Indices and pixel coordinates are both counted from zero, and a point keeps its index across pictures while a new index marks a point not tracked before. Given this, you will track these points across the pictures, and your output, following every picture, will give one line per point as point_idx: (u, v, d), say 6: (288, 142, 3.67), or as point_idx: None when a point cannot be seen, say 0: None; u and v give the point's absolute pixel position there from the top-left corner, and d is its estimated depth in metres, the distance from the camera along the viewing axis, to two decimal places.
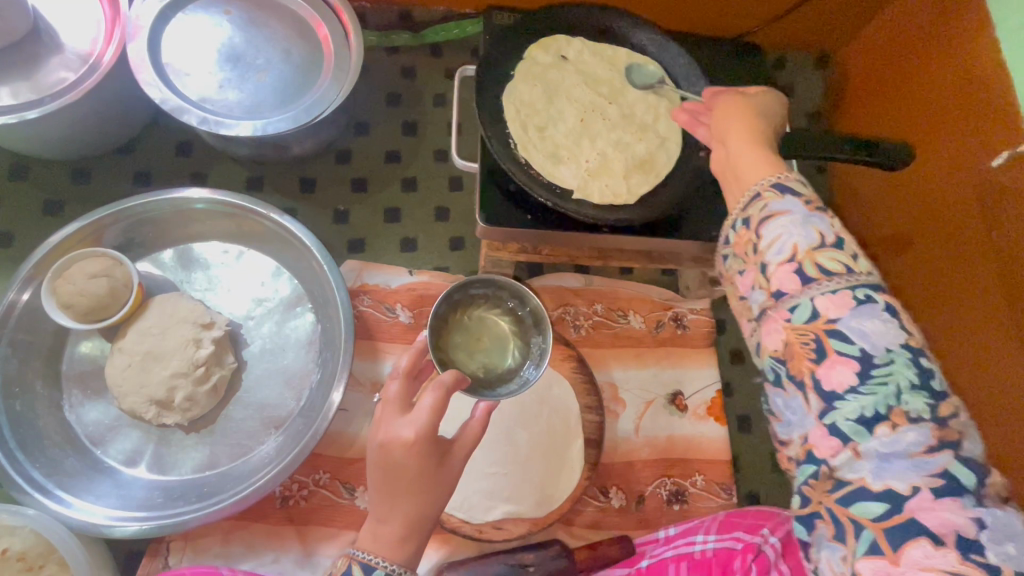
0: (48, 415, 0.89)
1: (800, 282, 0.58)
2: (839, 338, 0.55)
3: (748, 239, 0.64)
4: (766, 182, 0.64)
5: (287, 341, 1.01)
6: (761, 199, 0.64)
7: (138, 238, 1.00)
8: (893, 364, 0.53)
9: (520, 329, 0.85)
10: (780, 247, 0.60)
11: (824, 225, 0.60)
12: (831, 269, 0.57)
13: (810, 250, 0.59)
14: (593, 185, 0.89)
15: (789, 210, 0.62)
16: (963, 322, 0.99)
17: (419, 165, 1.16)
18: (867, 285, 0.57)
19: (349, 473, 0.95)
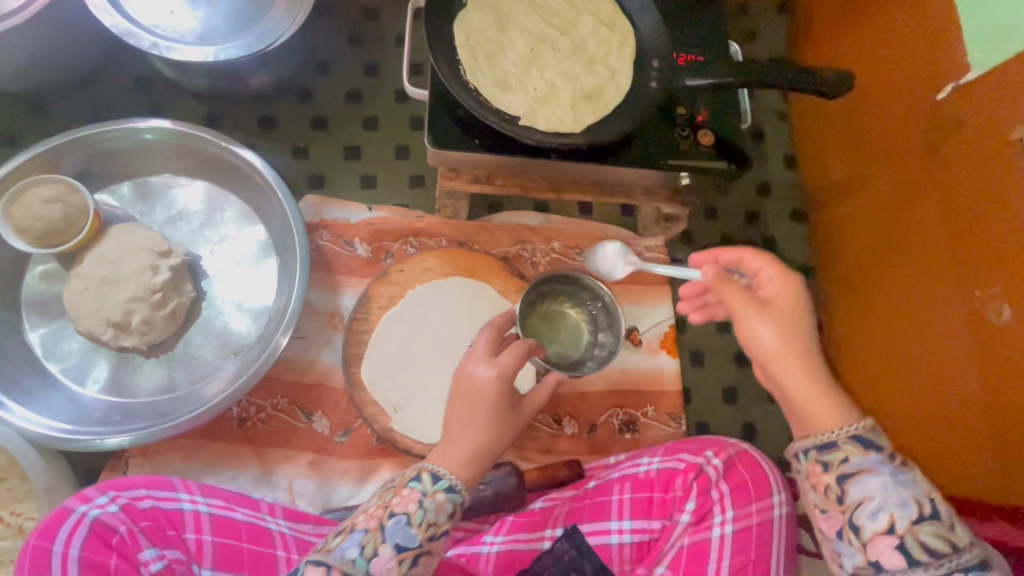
0: (8, 337, 0.91)
1: (903, 561, 0.55)
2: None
3: (827, 484, 0.59)
4: (842, 432, 0.59)
5: (246, 273, 1.03)
6: (836, 450, 0.59)
7: (95, 169, 1.00)
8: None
9: (591, 320, 0.99)
10: (874, 514, 0.57)
11: (913, 487, 0.57)
12: (937, 549, 0.54)
13: (912, 526, 0.55)
14: (540, 112, 0.90)
15: (876, 467, 0.58)
16: (905, 260, 1.00)
17: (380, 104, 1.17)
18: (975, 567, 0.54)
19: (307, 398, 0.98)
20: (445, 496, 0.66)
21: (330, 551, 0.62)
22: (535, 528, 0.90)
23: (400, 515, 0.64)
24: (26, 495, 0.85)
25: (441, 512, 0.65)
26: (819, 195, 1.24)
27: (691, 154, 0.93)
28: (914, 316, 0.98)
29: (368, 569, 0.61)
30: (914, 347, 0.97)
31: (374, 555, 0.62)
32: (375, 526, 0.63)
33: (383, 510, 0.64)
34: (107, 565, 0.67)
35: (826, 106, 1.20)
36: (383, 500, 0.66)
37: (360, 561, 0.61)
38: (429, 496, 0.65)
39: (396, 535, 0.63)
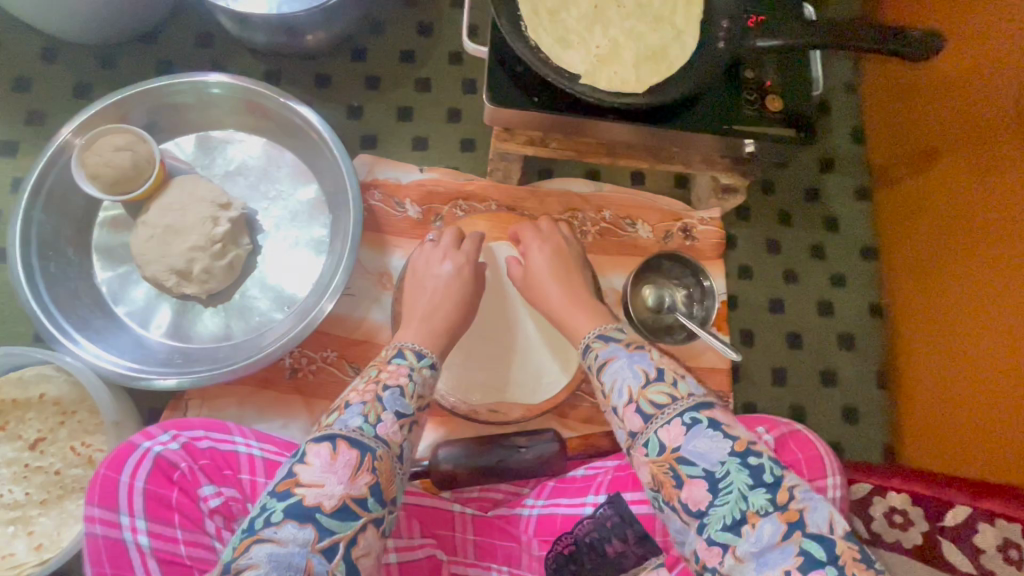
0: (80, 280, 0.96)
1: (641, 421, 0.61)
2: (685, 463, 0.57)
3: (596, 386, 0.70)
4: (591, 335, 0.75)
5: (301, 229, 1.05)
6: (590, 350, 0.74)
7: (160, 122, 1.03)
8: (730, 474, 0.55)
9: (690, 302, 1.04)
10: (619, 390, 0.65)
11: (645, 362, 0.66)
12: (660, 402, 0.61)
13: (641, 389, 0.63)
14: (601, 71, 0.87)
15: (615, 355, 0.70)
16: (982, 246, 0.95)
17: (433, 65, 1.16)
18: (691, 408, 0.60)
19: (355, 354, 1.00)
20: (430, 372, 0.74)
21: (331, 426, 0.63)
22: (576, 494, 0.89)
23: (393, 387, 0.68)
24: (95, 428, 0.89)
25: (427, 386, 0.73)
26: (887, 172, 1.18)
27: (757, 121, 0.89)
28: (988, 305, 0.92)
29: (374, 432, 0.63)
30: (986, 338, 0.92)
31: (378, 421, 0.64)
32: (371, 399, 0.66)
33: (377, 384, 0.68)
34: (169, 498, 0.73)
35: (902, 75, 1.13)
36: (371, 378, 0.70)
37: (366, 427, 0.63)
38: (415, 370, 0.72)
39: (394, 404, 0.67)
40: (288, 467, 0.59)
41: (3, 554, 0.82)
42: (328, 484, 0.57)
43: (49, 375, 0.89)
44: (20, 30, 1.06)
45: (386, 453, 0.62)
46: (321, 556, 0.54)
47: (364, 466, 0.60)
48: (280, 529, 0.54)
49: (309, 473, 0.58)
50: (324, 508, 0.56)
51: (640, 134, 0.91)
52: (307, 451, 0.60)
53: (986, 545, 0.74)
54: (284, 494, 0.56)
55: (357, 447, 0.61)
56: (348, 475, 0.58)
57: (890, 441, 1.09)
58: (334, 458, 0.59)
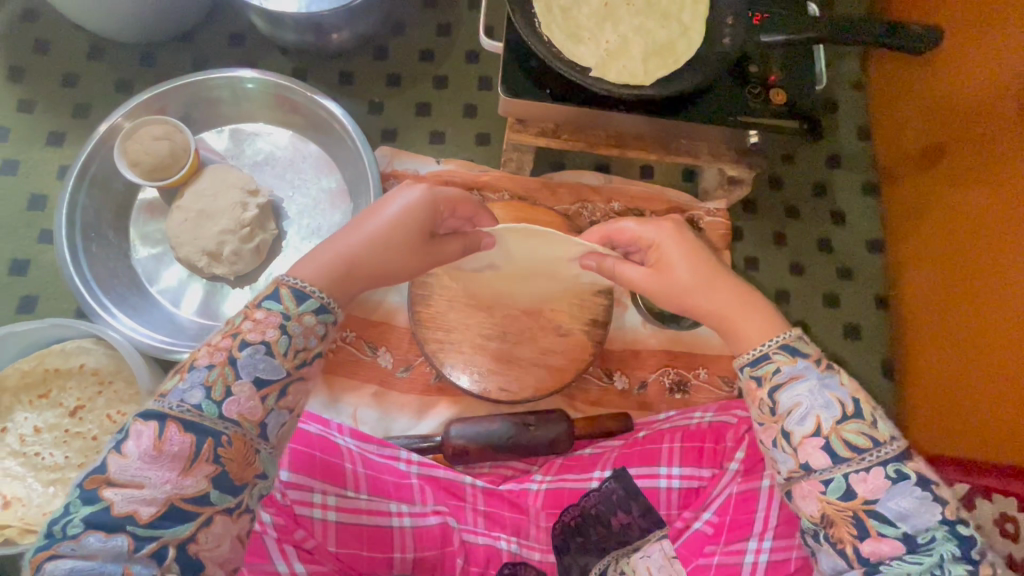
0: (118, 260, 1.02)
1: (828, 461, 0.62)
2: (877, 516, 0.60)
3: (763, 398, 0.68)
4: (773, 343, 0.69)
5: (322, 216, 1.10)
6: (769, 360, 0.68)
7: (195, 114, 1.10)
8: (931, 538, 0.59)
9: None
10: (804, 417, 0.64)
11: (840, 390, 0.64)
12: (859, 446, 0.62)
13: (835, 426, 0.63)
14: (611, 63, 0.92)
15: (804, 373, 0.66)
16: (987, 233, 0.96)
17: (451, 64, 1.22)
18: (897, 458, 0.61)
19: (373, 334, 1.05)
20: (314, 319, 0.67)
21: (164, 402, 0.60)
22: (584, 470, 0.93)
23: (255, 345, 0.64)
24: (130, 398, 0.94)
25: (310, 336, 0.67)
26: (894, 167, 1.20)
27: (761, 114, 0.92)
28: (994, 291, 0.93)
29: (219, 412, 0.60)
30: (993, 323, 0.93)
31: (226, 397, 0.61)
32: (220, 364, 0.62)
33: (233, 345, 0.63)
34: None
35: (908, 73, 1.15)
36: (231, 333, 0.64)
37: (207, 405, 0.60)
38: (290, 322, 0.66)
39: (252, 370, 0.63)
40: (105, 457, 0.58)
41: (44, 512, 0.87)
42: (148, 484, 0.56)
43: (88, 347, 0.95)
44: (69, 30, 1.14)
45: (236, 432, 0.61)
46: (147, 561, 0.54)
47: (202, 455, 0.58)
48: (85, 538, 0.54)
49: (124, 470, 0.56)
50: (138, 520, 0.55)
51: (648, 125, 0.95)
52: (127, 436, 0.58)
53: (984, 520, 0.74)
54: (91, 497, 0.55)
55: (191, 433, 0.59)
56: (176, 470, 0.57)
57: (896, 430, 1.10)
58: (158, 449, 0.57)
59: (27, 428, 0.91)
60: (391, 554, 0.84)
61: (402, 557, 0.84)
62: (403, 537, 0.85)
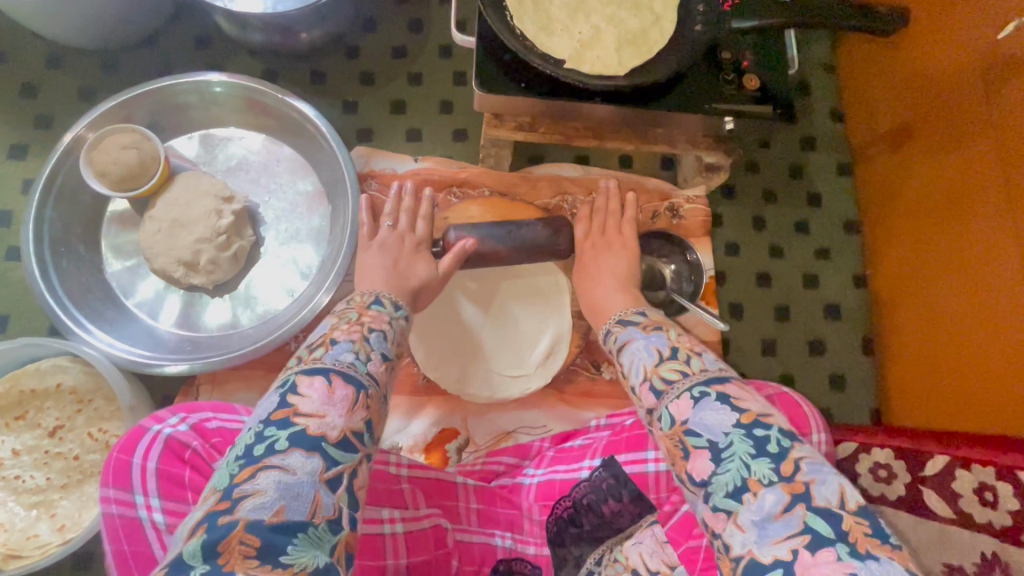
0: (91, 275, 1.00)
1: (654, 398, 0.63)
2: (691, 434, 0.58)
3: (618, 366, 0.73)
4: (613, 321, 0.79)
5: (300, 219, 1.09)
6: (611, 335, 0.77)
7: (163, 121, 1.07)
8: (733, 444, 0.55)
9: (679, 276, 1.09)
10: (636, 370, 0.68)
11: (662, 342, 0.69)
12: (671, 379, 0.63)
13: (655, 367, 0.65)
14: (585, 54, 0.92)
15: (632, 337, 0.73)
16: (959, 211, 0.97)
17: (424, 59, 1.20)
18: (701, 382, 0.61)
19: None
20: (403, 318, 0.74)
21: (320, 360, 0.61)
22: (573, 461, 0.95)
23: (376, 332, 0.68)
24: (111, 415, 0.93)
25: (401, 332, 0.73)
26: (868, 148, 1.21)
27: (737, 100, 0.93)
28: (968, 268, 0.95)
29: (366, 369, 0.62)
30: (967, 301, 0.94)
31: (368, 358, 0.64)
32: (358, 339, 0.66)
33: (362, 327, 0.68)
34: (182, 476, 0.75)
35: (877, 53, 1.16)
36: (354, 321, 0.69)
37: (358, 363, 0.62)
38: (393, 319, 0.73)
39: (380, 346, 0.67)
40: (279, 398, 0.57)
41: (28, 536, 0.86)
42: (329, 416, 0.56)
43: (65, 365, 0.93)
44: (27, 38, 1.10)
45: (377, 392, 0.62)
46: (328, 487, 0.53)
47: (360, 402, 0.59)
48: (288, 457, 0.52)
49: (309, 404, 0.56)
50: (330, 438, 0.55)
51: (624, 115, 0.94)
52: (299, 382, 0.58)
53: (964, 490, 0.77)
54: (286, 422, 0.54)
55: (351, 382, 0.60)
56: (347, 409, 0.57)
57: (877, 405, 1.13)
58: (331, 393, 0.58)
59: (4, 452, 0.89)
60: (383, 562, 0.79)
61: (394, 564, 0.80)
62: (395, 543, 0.80)
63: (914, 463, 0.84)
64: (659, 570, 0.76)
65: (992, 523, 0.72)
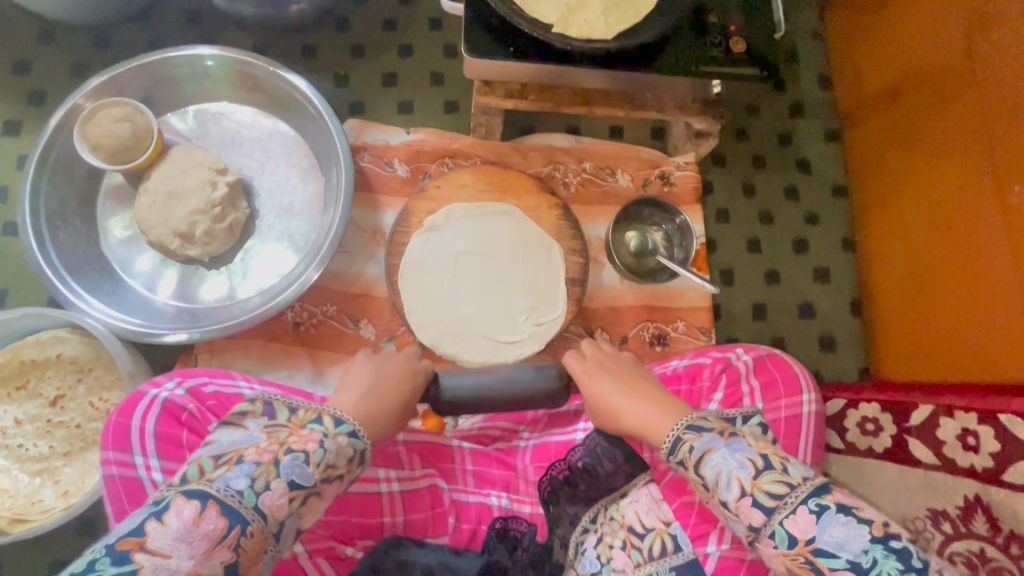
0: (88, 248, 1.01)
1: (762, 515, 0.60)
2: (825, 554, 0.56)
3: (694, 478, 0.67)
4: (681, 426, 0.71)
5: (294, 193, 1.10)
6: (682, 442, 0.70)
7: (156, 95, 1.07)
8: (877, 562, 0.54)
9: (668, 241, 1.10)
10: (727, 483, 0.63)
11: (748, 449, 0.65)
12: (778, 493, 0.60)
13: (753, 481, 0.62)
14: (573, 18, 0.92)
15: (712, 445, 0.67)
16: (947, 168, 0.97)
17: (415, 31, 1.21)
18: (813, 493, 0.59)
19: (354, 306, 1.05)
20: (347, 439, 0.63)
21: (211, 483, 0.55)
22: (568, 426, 0.98)
23: (297, 452, 0.59)
24: (111, 384, 0.94)
25: (341, 455, 0.62)
26: (854, 115, 1.22)
27: (723, 63, 0.94)
28: (955, 224, 0.95)
29: (255, 502, 0.55)
30: (956, 259, 0.95)
31: (264, 489, 0.56)
32: (267, 461, 0.58)
33: (280, 446, 0.59)
34: (180, 437, 0.77)
35: (862, 19, 1.18)
36: (278, 439, 0.61)
37: (248, 494, 0.55)
38: (329, 437, 0.62)
39: (291, 471, 0.58)
40: (145, 517, 0.51)
41: (33, 501, 0.87)
42: (176, 557, 0.49)
43: (65, 337, 0.95)
44: (17, 15, 1.10)
45: (260, 528, 0.54)
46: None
47: (227, 542, 0.52)
48: None
49: (161, 537, 0.50)
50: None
51: (612, 80, 0.95)
52: (171, 505, 0.52)
53: (947, 437, 0.78)
54: (122, 557, 0.48)
55: (229, 516, 0.52)
56: (202, 549, 0.50)
57: (866, 368, 1.15)
58: (196, 525, 0.51)
59: (7, 421, 0.90)
60: (380, 520, 0.82)
61: (393, 522, 0.82)
62: (393, 501, 0.83)
63: (900, 413, 0.86)
64: (655, 527, 0.79)
65: (973, 466, 0.74)
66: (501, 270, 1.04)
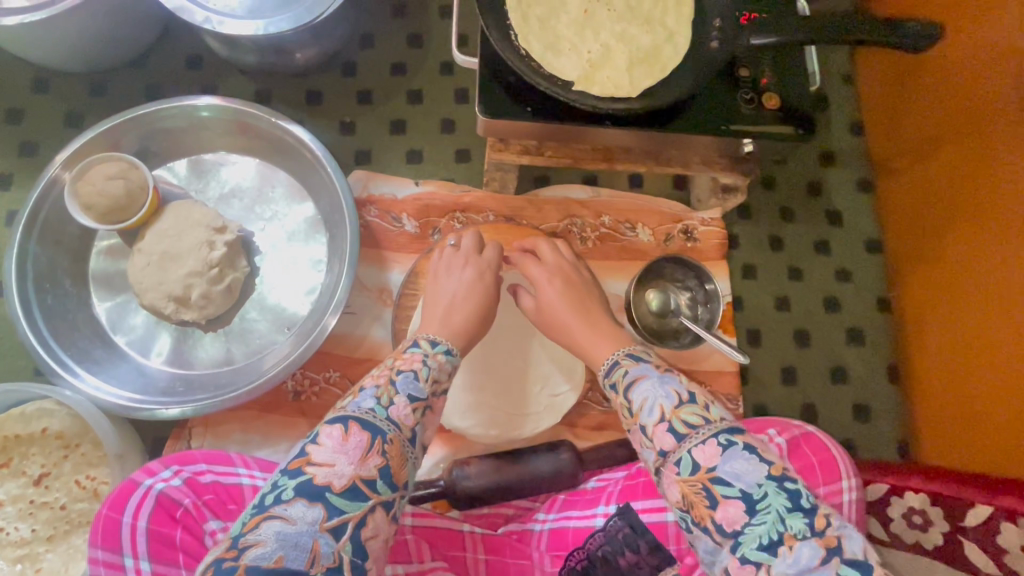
0: (78, 311, 0.95)
1: (673, 440, 0.61)
2: (720, 482, 0.56)
3: (622, 404, 0.69)
4: (620, 353, 0.75)
5: (297, 249, 1.04)
6: (619, 367, 0.73)
7: (152, 147, 1.02)
8: (768, 496, 0.54)
9: (693, 303, 1.03)
10: (649, 410, 0.65)
11: (677, 384, 0.66)
12: (693, 423, 0.61)
13: (674, 409, 0.63)
14: (594, 75, 0.86)
15: (646, 373, 0.70)
16: (989, 232, 0.92)
17: (425, 76, 1.15)
18: (725, 429, 0.60)
19: (357, 372, 0.99)
20: (445, 357, 0.73)
21: (345, 408, 0.63)
22: (587, 506, 0.88)
23: (407, 372, 0.69)
24: (99, 460, 0.88)
25: (443, 371, 0.72)
26: (889, 164, 1.16)
27: (755, 122, 0.87)
28: (1002, 293, 0.89)
29: (387, 415, 0.63)
30: (1004, 332, 0.88)
31: (391, 403, 0.64)
32: (385, 382, 0.66)
33: (391, 369, 0.69)
34: (173, 538, 0.71)
35: (899, 65, 1.11)
36: (388, 364, 0.70)
37: (379, 409, 0.63)
38: (428, 356, 0.72)
39: (407, 387, 0.66)
40: (300, 448, 0.59)
41: None
42: (339, 464, 0.57)
43: (51, 409, 0.89)
44: (10, 62, 1.06)
45: (397, 436, 0.62)
46: (330, 536, 0.53)
47: (375, 449, 0.59)
48: (291, 506, 0.54)
49: (322, 453, 0.58)
50: (333, 488, 0.55)
51: (635, 138, 0.89)
52: (320, 432, 0.60)
53: (1009, 545, 0.72)
54: (297, 471, 0.56)
55: (368, 429, 0.61)
56: (358, 455, 0.58)
57: (904, 437, 1.07)
58: (346, 439, 0.59)
59: None
60: None
61: None
62: None
63: (954, 511, 0.78)
64: None
65: None
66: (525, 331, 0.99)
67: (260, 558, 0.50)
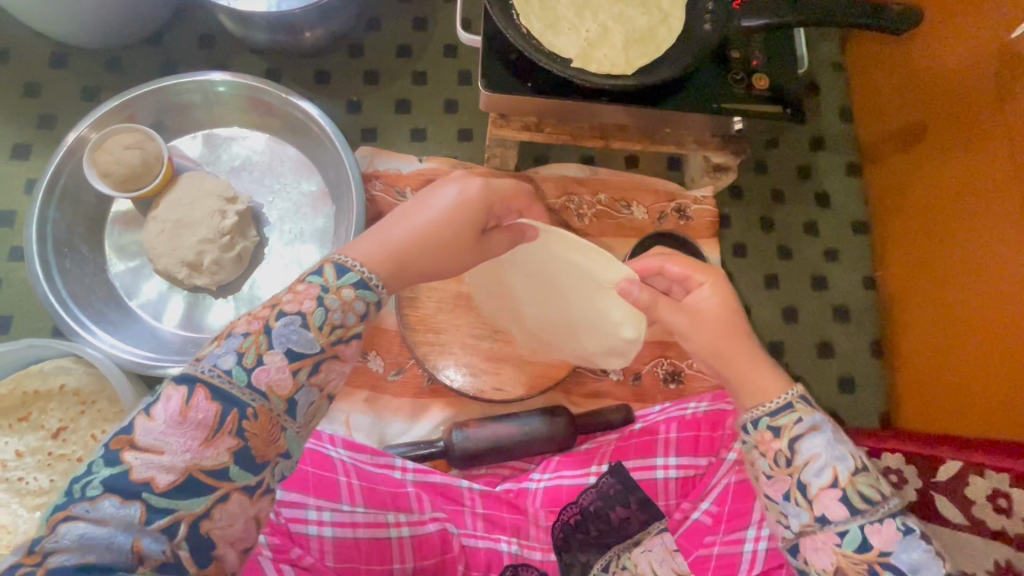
0: (95, 275, 1.00)
1: (845, 511, 0.62)
2: (893, 567, 0.60)
3: (778, 448, 0.66)
4: (792, 394, 0.67)
5: (304, 222, 1.08)
6: (790, 408, 0.66)
7: (166, 120, 1.06)
8: None
9: None
10: (820, 470, 0.63)
11: (849, 446, 0.65)
12: (870, 498, 0.62)
13: (851, 477, 0.62)
14: (592, 54, 0.91)
15: (820, 425, 0.65)
16: (982, 220, 0.94)
17: (429, 58, 1.19)
18: (900, 512, 0.62)
19: (361, 339, 1.04)
20: (352, 293, 0.62)
21: (198, 365, 0.57)
22: (581, 465, 0.92)
23: (292, 316, 0.59)
24: (114, 416, 0.92)
25: (348, 312, 0.62)
26: (876, 149, 1.20)
27: (745, 100, 0.91)
28: (987, 268, 0.93)
29: (249, 380, 0.56)
30: (986, 306, 0.92)
31: (258, 364, 0.57)
32: (256, 333, 0.58)
33: (272, 312, 0.59)
34: None
35: (886, 52, 1.15)
36: (272, 302, 0.61)
37: (239, 371, 0.56)
38: (330, 292, 0.61)
39: (286, 341, 0.59)
40: (129, 420, 0.54)
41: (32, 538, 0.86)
42: (170, 450, 0.52)
43: (69, 367, 0.93)
44: (30, 38, 1.10)
45: (262, 407, 0.57)
46: (157, 536, 0.51)
47: (224, 428, 0.55)
48: (99, 505, 0.50)
49: (148, 434, 0.52)
50: (155, 487, 0.51)
51: (630, 116, 0.94)
52: (157, 400, 0.54)
53: (977, 495, 0.76)
54: (113, 459, 0.51)
55: (218, 401, 0.55)
56: (199, 440, 0.54)
57: (886, 409, 1.12)
58: (185, 415, 0.54)
59: (8, 454, 0.88)
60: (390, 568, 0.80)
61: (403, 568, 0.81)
62: (402, 549, 0.81)
63: (926, 469, 0.82)
64: None
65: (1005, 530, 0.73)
66: (559, 285, 0.98)
67: (64, 560, 0.47)
